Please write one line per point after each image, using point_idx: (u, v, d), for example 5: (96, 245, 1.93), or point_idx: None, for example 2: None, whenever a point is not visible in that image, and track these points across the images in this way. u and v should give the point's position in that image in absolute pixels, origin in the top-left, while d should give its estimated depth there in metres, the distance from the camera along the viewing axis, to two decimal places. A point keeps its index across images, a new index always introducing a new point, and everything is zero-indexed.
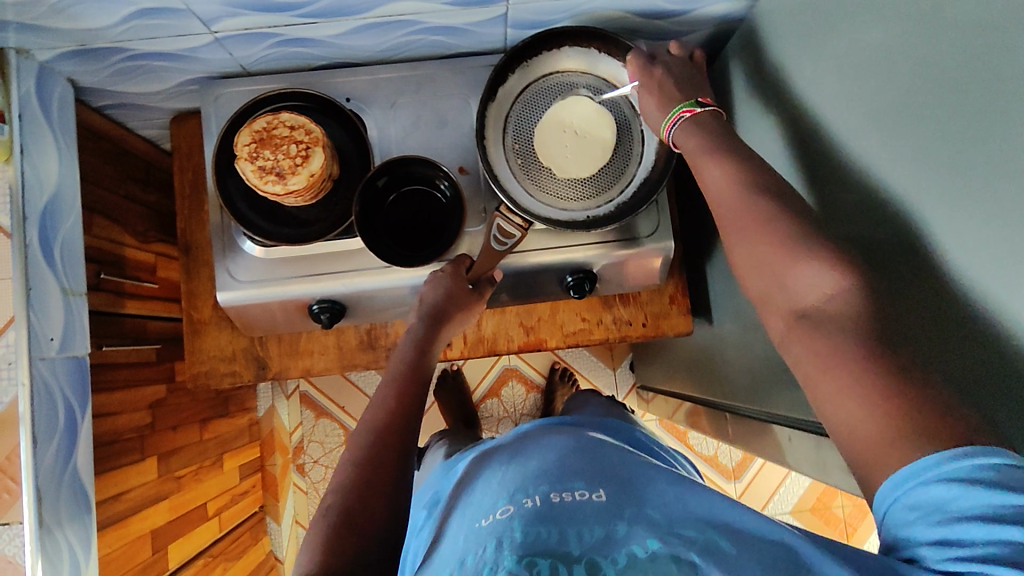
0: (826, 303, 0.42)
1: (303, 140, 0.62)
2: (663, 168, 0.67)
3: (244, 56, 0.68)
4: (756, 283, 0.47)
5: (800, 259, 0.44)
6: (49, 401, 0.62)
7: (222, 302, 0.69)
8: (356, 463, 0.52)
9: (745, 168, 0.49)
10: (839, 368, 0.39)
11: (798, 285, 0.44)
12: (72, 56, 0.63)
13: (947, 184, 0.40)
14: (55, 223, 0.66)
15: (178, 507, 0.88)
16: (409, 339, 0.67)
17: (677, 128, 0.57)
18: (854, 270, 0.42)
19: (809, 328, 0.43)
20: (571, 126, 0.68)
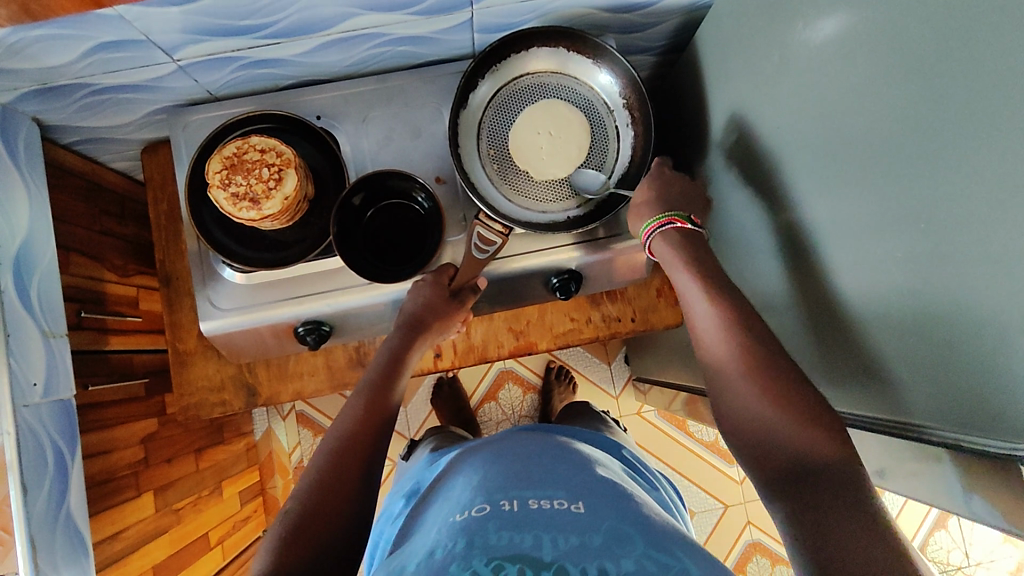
0: (802, 449, 0.46)
1: (274, 163, 0.61)
2: (639, 165, 0.68)
3: (210, 81, 0.68)
4: (741, 420, 0.51)
5: (774, 403, 0.48)
6: (36, 448, 0.61)
7: (206, 331, 0.68)
8: (325, 466, 0.53)
9: (729, 307, 0.54)
10: (822, 501, 0.42)
11: (774, 424, 0.48)
12: (35, 95, 0.62)
13: (925, 163, 0.40)
14: (30, 265, 0.64)
15: (177, 540, 0.87)
16: (387, 346, 0.67)
17: (659, 234, 0.61)
18: (829, 422, 0.46)
19: (790, 473, 0.45)
20: (545, 127, 0.68)
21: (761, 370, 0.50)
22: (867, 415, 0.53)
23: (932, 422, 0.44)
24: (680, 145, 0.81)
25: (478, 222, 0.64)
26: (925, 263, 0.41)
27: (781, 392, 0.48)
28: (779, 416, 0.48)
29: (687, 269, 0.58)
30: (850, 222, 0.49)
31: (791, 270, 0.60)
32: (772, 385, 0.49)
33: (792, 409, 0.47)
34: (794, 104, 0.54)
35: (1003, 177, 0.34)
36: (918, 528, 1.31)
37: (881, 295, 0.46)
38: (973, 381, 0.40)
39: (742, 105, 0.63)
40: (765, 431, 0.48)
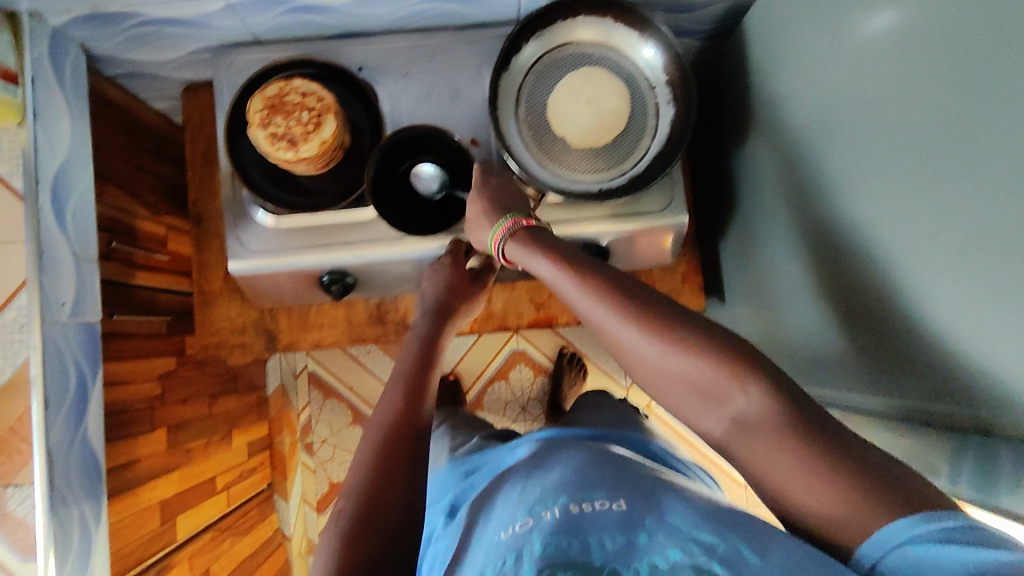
0: (724, 399, 0.44)
1: (314, 107, 0.61)
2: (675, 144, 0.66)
3: (256, 24, 0.68)
4: (677, 395, 0.47)
5: (678, 356, 0.46)
6: (60, 367, 0.62)
7: (233, 272, 0.69)
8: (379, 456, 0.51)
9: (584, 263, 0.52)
10: (766, 453, 0.42)
11: (685, 376, 0.46)
12: (85, 21, 0.63)
13: (974, 145, 0.38)
14: (67, 188, 0.65)
15: (186, 480, 0.88)
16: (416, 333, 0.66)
17: (510, 236, 0.58)
18: (740, 367, 0.44)
19: (730, 431, 0.45)
20: (584, 94, 0.67)
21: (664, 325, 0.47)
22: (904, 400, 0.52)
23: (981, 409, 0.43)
24: (717, 132, 0.79)
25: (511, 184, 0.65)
26: (967, 251, 0.40)
27: (683, 343, 0.46)
28: (715, 373, 0.45)
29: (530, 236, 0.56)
30: (889, 210, 0.47)
31: (822, 260, 0.58)
32: (672, 341, 0.46)
33: (697, 360, 0.45)
34: (841, 88, 0.52)
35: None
36: None
37: (920, 285, 0.45)
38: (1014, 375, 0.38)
39: (787, 90, 0.61)
40: (686, 387, 0.46)
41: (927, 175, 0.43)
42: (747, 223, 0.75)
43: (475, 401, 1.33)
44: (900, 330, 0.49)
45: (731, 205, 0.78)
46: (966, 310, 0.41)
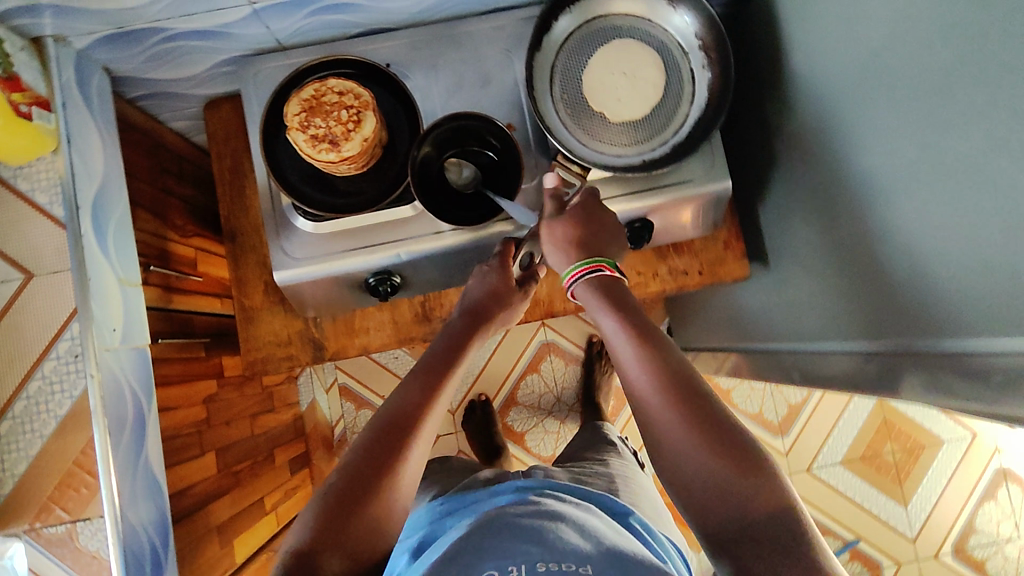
0: (719, 474, 0.48)
1: (353, 105, 0.61)
2: (714, 110, 0.66)
3: (280, 29, 0.67)
4: (674, 461, 0.50)
5: (702, 426, 0.49)
6: (117, 394, 0.61)
7: (280, 282, 0.68)
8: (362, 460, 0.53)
9: (643, 326, 0.55)
10: (749, 555, 0.45)
11: (694, 445, 0.49)
12: (109, 41, 0.62)
13: (1019, 76, 0.39)
14: (105, 212, 0.64)
15: (238, 502, 0.87)
16: (448, 331, 0.67)
17: (582, 281, 0.60)
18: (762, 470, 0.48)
19: (711, 510, 0.47)
20: (620, 67, 0.67)
21: (702, 405, 0.50)
22: (939, 342, 0.51)
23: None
24: (744, 97, 0.79)
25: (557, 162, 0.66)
26: (1017, 185, 0.40)
27: (721, 427, 0.49)
28: (724, 466, 0.48)
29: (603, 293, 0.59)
30: (938, 152, 0.47)
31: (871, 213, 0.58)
32: (705, 414, 0.50)
33: (723, 433, 0.49)
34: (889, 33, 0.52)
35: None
36: (964, 501, 1.30)
37: None
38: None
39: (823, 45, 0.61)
40: (686, 457, 0.49)
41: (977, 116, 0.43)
42: (783, 187, 0.74)
43: (508, 397, 1.32)
44: None
45: (765, 169, 0.78)
46: (1011, 241, 0.42)
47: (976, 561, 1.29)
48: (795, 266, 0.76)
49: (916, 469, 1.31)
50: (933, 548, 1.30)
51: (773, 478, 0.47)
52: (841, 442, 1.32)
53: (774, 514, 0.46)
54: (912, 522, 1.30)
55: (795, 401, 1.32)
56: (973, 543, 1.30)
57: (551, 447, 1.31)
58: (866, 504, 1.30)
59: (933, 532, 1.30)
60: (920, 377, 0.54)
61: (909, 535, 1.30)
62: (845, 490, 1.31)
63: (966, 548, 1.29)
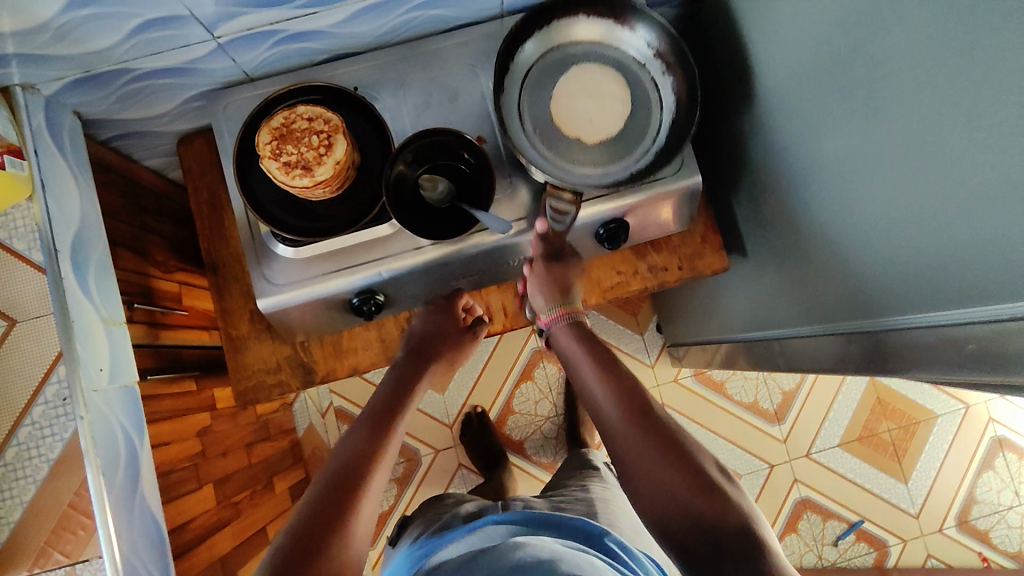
0: (682, 490, 0.56)
1: (323, 130, 0.61)
2: (683, 123, 0.67)
3: (246, 61, 0.68)
4: (651, 488, 0.58)
5: (661, 455, 0.59)
6: (108, 433, 0.61)
7: (263, 309, 0.68)
8: (322, 489, 0.59)
9: (614, 381, 0.68)
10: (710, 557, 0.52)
11: (659, 470, 0.58)
12: (78, 85, 0.63)
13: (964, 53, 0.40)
14: (85, 254, 0.64)
15: (239, 533, 0.87)
16: (392, 377, 0.76)
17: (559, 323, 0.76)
18: (716, 484, 0.56)
19: (681, 526, 0.54)
20: (585, 90, 0.68)
21: (663, 440, 0.61)
22: (919, 317, 0.52)
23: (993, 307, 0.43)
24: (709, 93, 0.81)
25: (548, 194, 0.65)
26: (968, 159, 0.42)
27: (680, 453, 0.59)
28: (685, 481, 0.57)
29: (584, 352, 0.73)
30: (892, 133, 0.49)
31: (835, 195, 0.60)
32: (664, 444, 0.60)
33: (678, 459, 0.59)
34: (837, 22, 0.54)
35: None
36: (964, 473, 1.31)
37: None
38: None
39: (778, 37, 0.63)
40: (656, 486, 0.57)
41: (923, 95, 0.45)
42: (753, 177, 0.76)
43: (504, 407, 1.33)
44: None
45: (736, 162, 0.79)
46: (973, 211, 0.43)
47: (981, 532, 1.30)
48: (772, 254, 0.77)
49: (914, 446, 1.32)
50: (937, 522, 1.30)
51: (718, 486, 0.56)
52: (838, 424, 1.32)
53: (727, 516, 0.53)
54: (914, 498, 1.31)
55: (789, 387, 1.33)
56: (976, 514, 1.30)
57: (551, 453, 1.32)
58: (867, 483, 1.31)
59: (935, 506, 1.31)
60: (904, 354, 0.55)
61: (912, 512, 1.31)
62: (846, 472, 1.31)
63: (970, 520, 1.30)
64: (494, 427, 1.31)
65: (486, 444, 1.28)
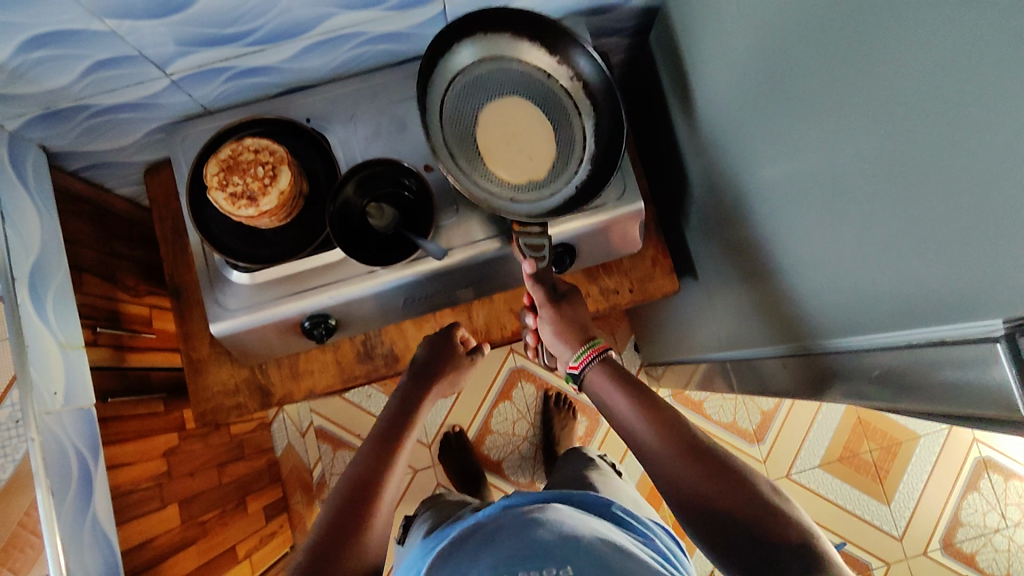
0: (733, 505, 0.56)
1: (269, 161, 0.64)
2: (605, 148, 0.65)
3: (202, 96, 0.71)
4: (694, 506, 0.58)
5: (698, 471, 0.58)
6: (61, 454, 0.63)
7: (217, 333, 0.70)
8: (339, 507, 0.64)
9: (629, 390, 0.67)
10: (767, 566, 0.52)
11: (698, 487, 0.58)
12: (40, 121, 0.66)
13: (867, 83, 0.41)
14: (43, 282, 0.67)
15: (205, 552, 0.88)
16: (399, 395, 0.79)
17: (591, 366, 0.69)
18: (755, 491, 0.57)
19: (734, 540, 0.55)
20: (506, 136, 0.64)
21: (696, 455, 0.59)
22: (853, 340, 0.53)
23: (916, 329, 0.44)
24: (659, 119, 0.83)
25: (516, 234, 0.63)
26: None
27: (705, 466, 0.58)
28: (726, 492, 0.57)
29: (604, 375, 0.69)
30: None
31: (774, 220, 0.61)
32: (698, 459, 0.59)
33: (711, 476, 0.58)
34: (760, 52, 0.56)
35: (950, 73, 0.36)
36: (949, 494, 1.29)
37: (858, 218, 0.48)
38: (945, 284, 0.40)
39: (712, 64, 0.64)
40: (698, 499, 0.57)
41: None
42: (702, 200, 0.77)
43: (482, 427, 1.34)
44: (847, 265, 0.51)
45: (686, 186, 0.81)
46: None
47: (967, 555, 1.28)
48: (721, 277, 0.78)
49: (896, 467, 1.31)
50: (922, 545, 1.28)
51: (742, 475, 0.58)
52: (817, 444, 1.32)
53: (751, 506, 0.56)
54: (898, 520, 1.29)
55: (767, 407, 1.33)
56: (961, 537, 1.28)
57: (529, 473, 1.33)
58: (849, 504, 1.30)
59: (920, 528, 1.29)
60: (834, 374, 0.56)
61: (896, 534, 1.29)
62: (827, 493, 1.30)
63: (955, 543, 1.28)
64: (472, 447, 1.31)
65: (465, 460, 1.28)
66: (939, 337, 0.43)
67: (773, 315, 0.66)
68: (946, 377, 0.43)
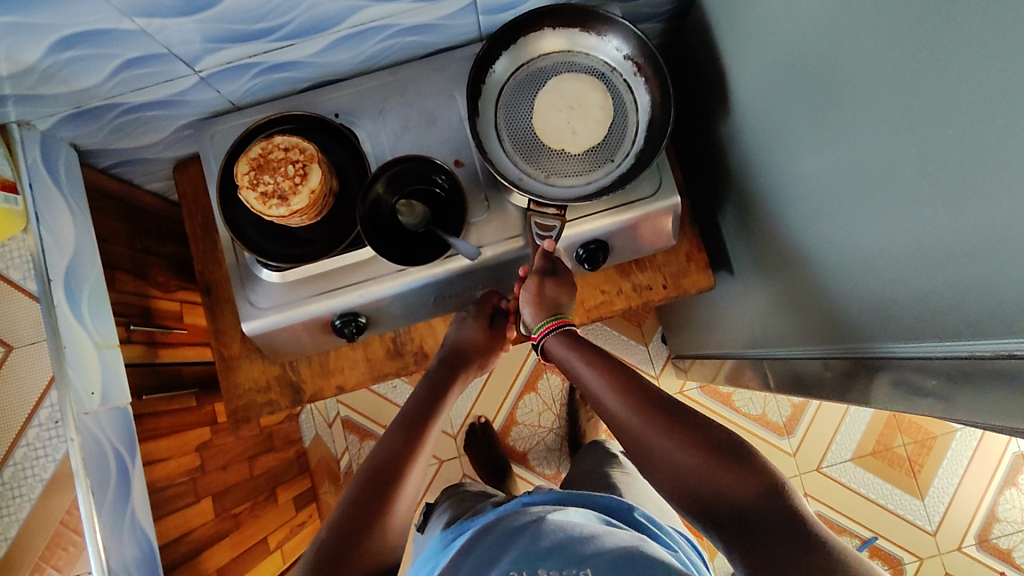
0: (705, 468, 0.55)
1: (298, 160, 0.63)
2: (652, 140, 0.66)
3: (231, 92, 0.70)
4: (667, 469, 0.57)
5: (670, 439, 0.58)
6: (99, 453, 0.63)
7: (248, 332, 0.70)
8: (365, 481, 0.63)
9: (605, 366, 0.67)
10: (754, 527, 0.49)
11: (671, 453, 0.57)
12: (71, 120, 0.66)
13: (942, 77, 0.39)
14: (78, 281, 0.68)
15: (238, 544, 0.89)
16: (427, 379, 0.77)
17: (551, 334, 0.73)
18: (744, 457, 0.54)
19: (715, 502, 0.53)
20: (551, 98, 0.67)
21: (666, 422, 0.59)
22: (904, 347, 0.50)
23: (977, 342, 0.42)
24: (695, 109, 0.80)
25: (532, 213, 0.66)
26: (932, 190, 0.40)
27: (675, 432, 0.58)
28: (697, 455, 0.56)
29: (579, 356, 0.70)
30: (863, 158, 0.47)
31: (817, 218, 0.59)
32: (673, 430, 0.58)
33: (683, 444, 0.57)
34: (804, 41, 0.53)
35: (1019, 85, 0.34)
36: (986, 489, 1.26)
37: (910, 221, 0.45)
38: (1009, 297, 0.38)
39: (754, 54, 0.62)
40: (668, 463, 0.57)
41: None
42: (739, 193, 0.75)
43: (508, 417, 1.33)
44: (898, 268, 0.48)
45: (722, 177, 0.78)
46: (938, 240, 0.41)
47: (1003, 551, 1.25)
48: (757, 271, 0.76)
49: (930, 461, 1.28)
50: (956, 541, 1.26)
51: (753, 461, 0.54)
52: (849, 437, 1.29)
53: (761, 492, 0.51)
54: (931, 515, 1.27)
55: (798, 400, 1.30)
56: (997, 533, 1.25)
57: (554, 464, 1.32)
58: (880, 499, 1.28)
59: (953, 524, 1.26)
60: (888, 377, 0.54)
61: (929, 529, 1.26)
62: (856, 486, 1.28)
63: (990, 539, 1.25)
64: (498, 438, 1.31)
65: (491, 452, 1.28)
66: (998, 350, 0.40)
67: (813, 315, 0.64)
68: (1004, 391, 0.41)
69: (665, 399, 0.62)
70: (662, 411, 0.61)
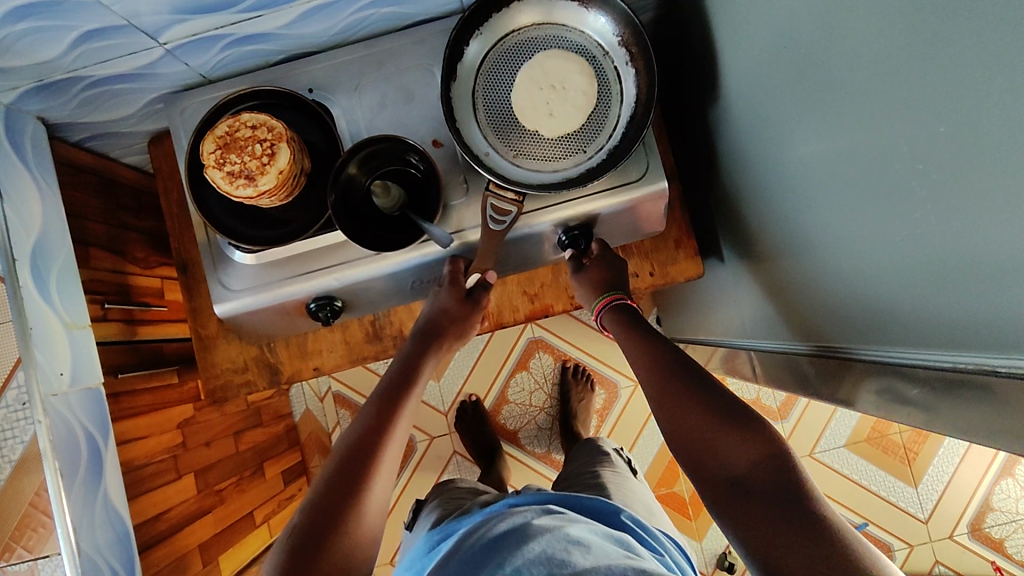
0: (726, 446, 0.55)
1: (267, 138, 0.61)
2: (636, 125, 0.63)
3: (200, 64, 0.67)
4: (685, 440, 0.58)
5: (693, 416, 0.58)
6: (69, 436, 0.63)
7: (222, 313, 0.69)
8: (345, 456, 0.61)
9: (644, 342, 0.67)
10: (755, 512, 0.51)
11: (691, 429, 0.58)
12: (35, 93, 0.64)
13: (936, 69, 0.35)
14: (45, 261, 0.66)
15: (222, 520, 0.90)
16: (406, 348, 0.72)
17: (608, 308, 0.71)
18: (760, 435, 0.55)
19: (723, 480, 0.54)
20: (535, 71, 0.63)
21: (692, 398, 0.59)
22: (891, 352, 0.48)
23: (966, 354, 0.40)
24: (687, 87, 0.76)
25: (490, 193, 0.62)
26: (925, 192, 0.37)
27: (700, 408, 0.58)
28: (718, 433, 0.56)
29: (624, 331, 0.69)
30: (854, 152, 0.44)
31: (806, 210, 0.56)
32: (698, 404, 0.59)
33: (704, 420, 0.57)
34: (797, 20, 0.49)
35: (1016, 83, 0.30)
36: (981, 479, 1.25)
37: (900, 221, 0.42)
38: (1004, 308, 0.35)
39: (746, 32, 0.58)
40: (689, 437, 0.58)
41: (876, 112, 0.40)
42: (729, 178, 0.71)
43: (499, 396, 1.32)
44: (886, 269, 0.46)
45: (712, 161, 0.75)
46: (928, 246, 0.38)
47: (995, 540, 1.24)
48: (746, 259, 0.73)
49: (925, 449, 1.27)
50: (947, 529, 1.25)
51: (767, 443, 0.54)
52: (845, 423, 1.28)
53: (769, 476, 0.52)
54: (924, 503, 1.26)
55: None
56: (990, 522, 1.24)
57: (545, 443, 1.32)
58: (873, 485, 1.27)
59: (946, 512, 1.25)
60: (872, 379, 0.51)
61: (921, 516, 1.25)
62: (849, 472, 1.27)
63: (983, 527, 1.24)
64: (490, 416, 1.31)
65: (482, 431, 1.28)
66: (988, 363, 0.38)
67: (798, 309, 0.62)
68: (990, 407, 0.38)
69: (693, 373, 0.62)
70: (691, 385, 0.60)
